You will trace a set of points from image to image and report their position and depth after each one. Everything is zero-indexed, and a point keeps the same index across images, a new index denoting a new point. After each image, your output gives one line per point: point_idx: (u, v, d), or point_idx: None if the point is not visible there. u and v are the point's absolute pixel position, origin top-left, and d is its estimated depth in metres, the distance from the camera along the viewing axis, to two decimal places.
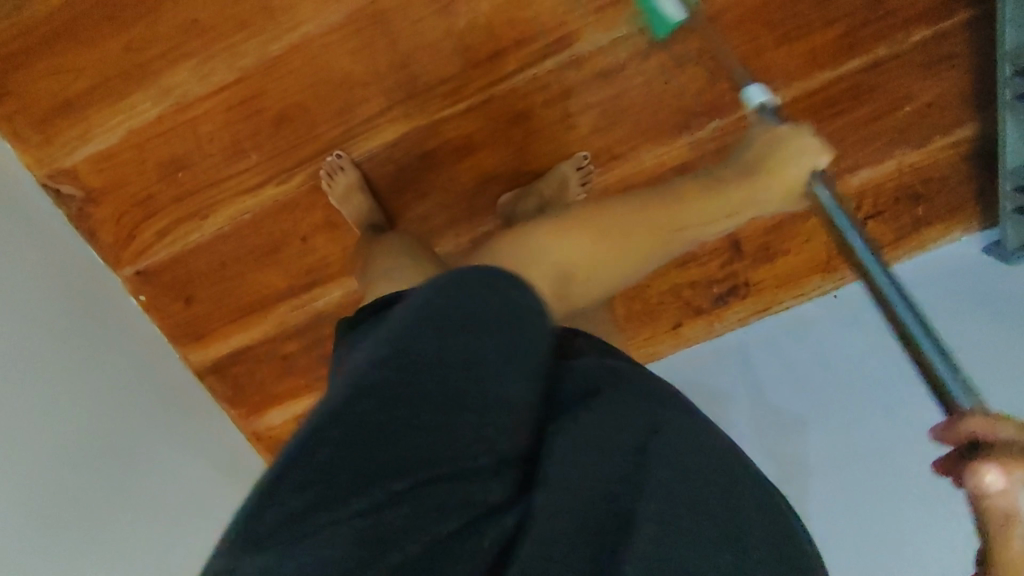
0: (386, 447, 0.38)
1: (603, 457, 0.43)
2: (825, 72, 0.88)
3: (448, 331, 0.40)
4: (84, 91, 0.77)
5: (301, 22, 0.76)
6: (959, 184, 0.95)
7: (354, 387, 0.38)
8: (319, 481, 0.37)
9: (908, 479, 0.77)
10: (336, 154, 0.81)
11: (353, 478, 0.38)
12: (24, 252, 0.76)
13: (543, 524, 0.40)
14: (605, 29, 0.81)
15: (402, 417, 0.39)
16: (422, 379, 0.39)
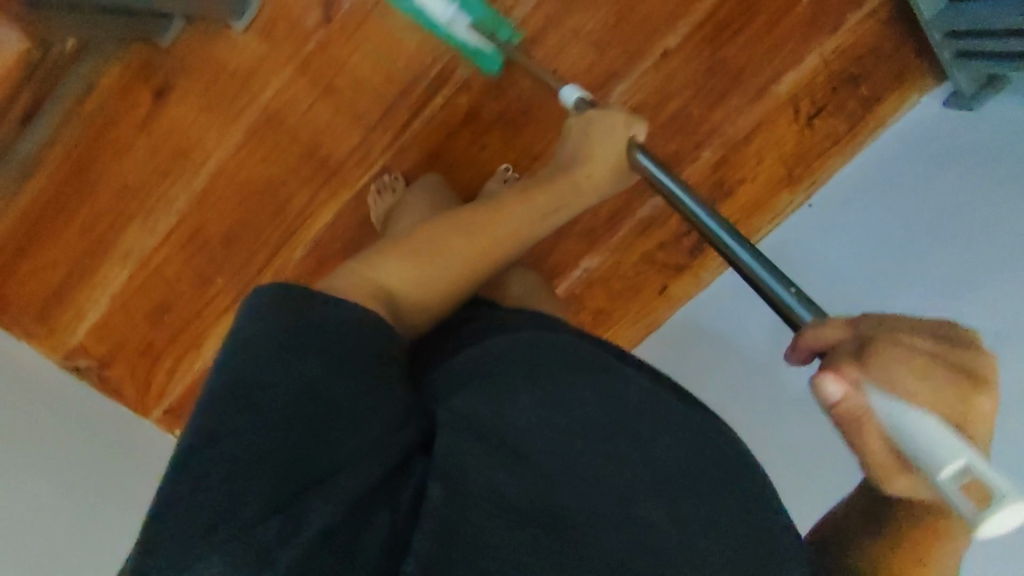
0: (267, 460, 0.43)
1: (554, 417, 0.49)
2: (706, 0, 0.87)
3: (310, 351, 0.47)
4: (65, 278, 0.87)
5: (211, 151, 0.83)
6: (893, 50, 0.91)
7: (226, 402, 0.44)
8: (216, 487, 0.41)
9: None
10: (394, 176, 0.86)
11: (247, 486, 0.41)
12: (55, 412, 0.84)
13: (487, 480, 0.45)
14: (476, 48, 0.84)
15: (275, 429, 0.44)
16: (309, 403, 0.45)
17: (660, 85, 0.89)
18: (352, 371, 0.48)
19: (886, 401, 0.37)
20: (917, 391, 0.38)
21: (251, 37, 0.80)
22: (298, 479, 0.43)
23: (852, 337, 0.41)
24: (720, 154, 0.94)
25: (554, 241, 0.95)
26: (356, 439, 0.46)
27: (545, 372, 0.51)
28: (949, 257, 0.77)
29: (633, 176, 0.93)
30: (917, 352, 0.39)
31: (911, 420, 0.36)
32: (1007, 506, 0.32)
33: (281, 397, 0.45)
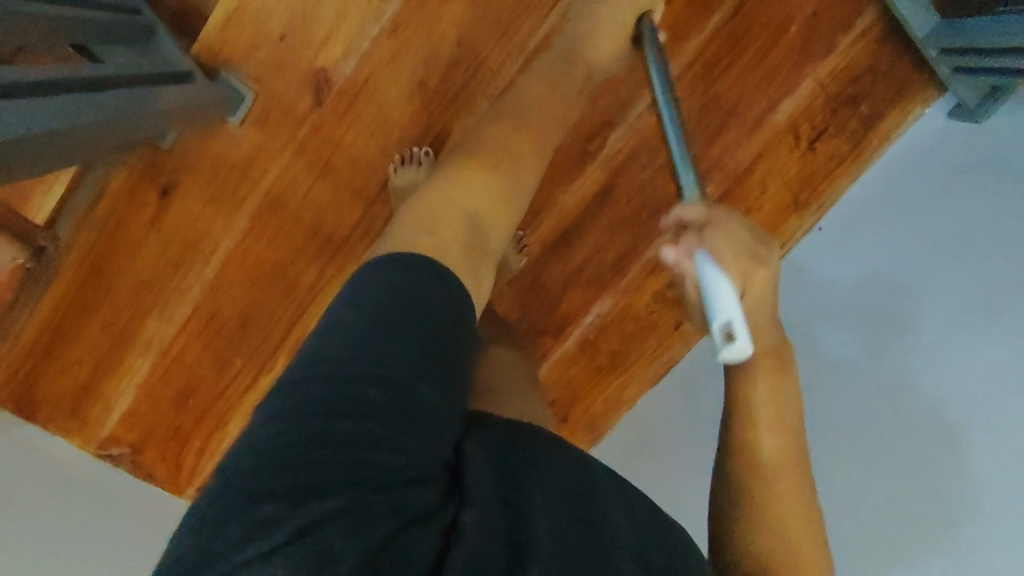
0: (331, 466, 0.40)
1: (563, 478, 0.48)
2: (692, 41, 0.87)
3: (393, 327, 0.46)
4: (92, 373, 0.90)
5: (219, 240, 0.85)
6: (890, 66, 0.90)
7: (295, 398, 0.42)
8: (259, 484, 0.38)
9: (989, 364, 0.67)
10: (424, 150, 0.84)
11: (314, 473, 0.39)
12: (95, 500, 0.85)
13: (491, 523, 0.43)
14: (467, 113, 0.85)
15: (333, 417, 0.41)
16: (371, 394, 0.43)
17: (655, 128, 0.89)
18: (437, 374, 0.46)
19: (701, 259, 0.49)
20: (728, 263, 0.49)
21: (247, 128, 0.82)
22: (366, 486, 0.40)
23: (701, 217, 0.51)
24: (722, 188, 0.94)
25: (562, 289, 0.95)
26: (424, 457, 0.44)
27: (545, 450, 0.51)
28: (959, 279, 0.74)
29: (638, 219, 0.92)
30: (734, 237, 0.51)
31: (712, 281, 0.48)
32: (736, 347, 0.46)
33: (364, 389, 0.43)
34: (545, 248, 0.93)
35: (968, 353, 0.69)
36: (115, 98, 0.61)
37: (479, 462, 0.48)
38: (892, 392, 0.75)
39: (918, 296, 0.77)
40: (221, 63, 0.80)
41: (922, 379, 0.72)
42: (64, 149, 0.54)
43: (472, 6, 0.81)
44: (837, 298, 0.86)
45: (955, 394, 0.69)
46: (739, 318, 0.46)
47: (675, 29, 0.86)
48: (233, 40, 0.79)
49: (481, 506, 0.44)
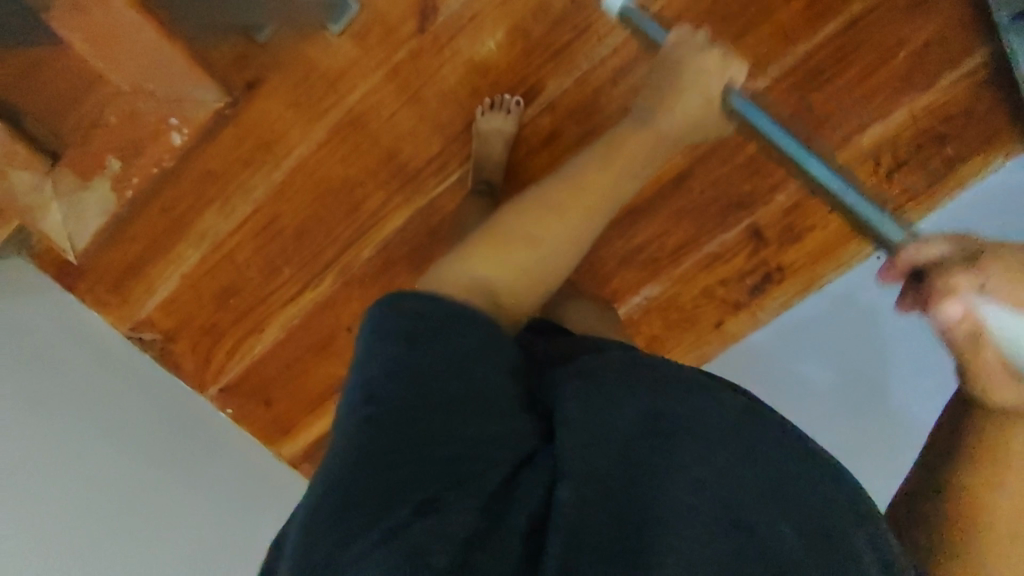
0: (403, 456, 0.40)
1: (670, 419, 0.45)
2: (801, 46, 0.86)
3: (423, 339, 0.45)
4: (140, 253, 0.90)
5: (294, 146, 0.84)
6: (988, 112, 0.89)
7: (359, 412, 0.42)
8: (344, 487, 0.39)
9: None
10: (515, 98, 0.83)
11: (390, 482, 0.39)
12: (109, 374, 0.85)
13: (585, 483, 0.42)
14: (566, 71, 0.84)
15: (396, 420, 0.41)
16: (426, 389, 0.43)
17: (743, 125, 0.89)
18: (466, 367, 0.45)
19: (990, 311, 0.48)
20: (1006, 297, 0.47)
21: (345, 40, 0.81)
22: (444, 469, 0.41)
23: (956, 252, 0.50)
24: (794, 200, 0.92)
25: (618, 266, 0.95)
26: (484, 436, 0.43)
27: (647, 381, 0.49)
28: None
29: (706, 211, 0.92)
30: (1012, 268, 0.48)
31: (998, 320, 0.48)
32: None
33: (419, 384, 0.43)
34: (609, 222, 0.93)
35: None
36: None
37: (571, 405, 0.46)
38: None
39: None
40: None
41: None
42: None
43: None
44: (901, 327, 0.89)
45: None
46: None
47: (787, 31, 0.85)
48: None
49: (576, 477, 0.42)
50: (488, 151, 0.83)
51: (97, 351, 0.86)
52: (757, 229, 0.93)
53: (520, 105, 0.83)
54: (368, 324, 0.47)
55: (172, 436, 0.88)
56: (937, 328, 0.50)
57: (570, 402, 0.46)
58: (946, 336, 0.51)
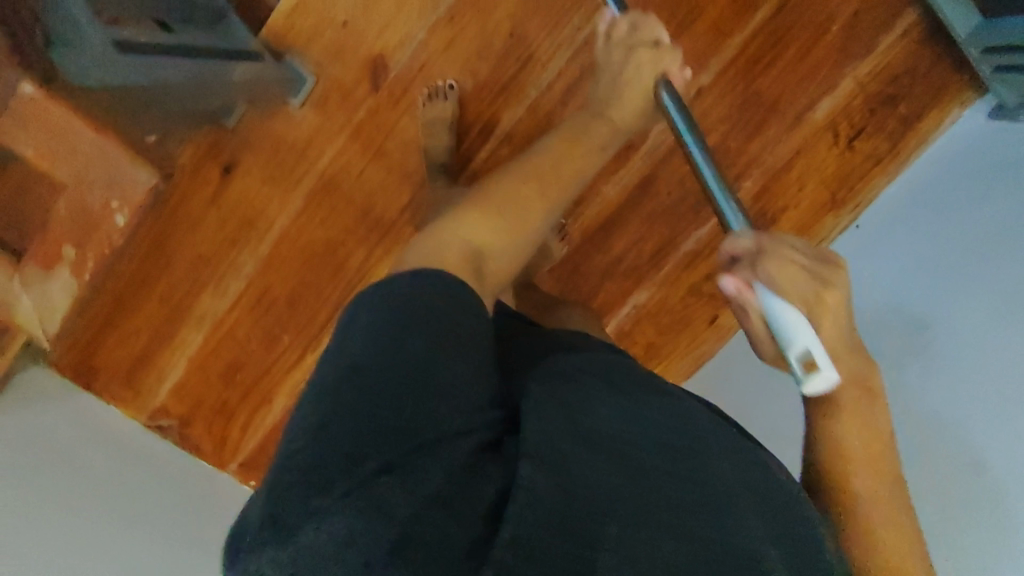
0: (388, 424, 0.38)
1: (640, 418, 0.47)
2: (736, 37, 0.89)
3: (436, 312, 0.43)
4: (146, 345, 0.94)
5: (275, 218, 0.89)
6: (931, 67, 0.91)
7: (355, 373, 0.40)
8: (327, 442, 0.38)
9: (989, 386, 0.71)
10: (449, 83, 0.84)
11: (364, 444, 0.38)
12: (130, 465, 0.87)
13: (563, 461, 0.40)
14: (516, 101, 0.86)
15: (394, 386, 0.40)
16: (434, 356, 0.41)
17: (697, 122, 0.92)
18: (459, 345, 0.43)
19: (767, 298, 0.45)
20: (791, 293, 0.45)
21: (307, 110, 0.85)
22: (429, 438, 0.39)
23: (755, 246, 0.46)
24: (762, 184, 0.95)
25: (601, 279, 0.97)
26: (455, 421, 0.40)
27: (619, 386, 0.51)
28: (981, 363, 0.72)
29: (678, 210, 0.94)
30: (794, 255, 0.46)
31: (775, 311, 0.45)
32: (816, 375, 0.45)
33: (424, 354, 0.41)
34: (584, 238, 0.95)
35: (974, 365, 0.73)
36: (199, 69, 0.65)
37: (540, 395, 0.45)
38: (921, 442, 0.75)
39: (941, 348, 0.77)
40: (289, 45, 0.83)
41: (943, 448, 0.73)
42: (157, 95, 0.59)
43: None
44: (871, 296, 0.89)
45: (969, 393, 0.72)
46: (819, 346, 0.45)
47: (721, 26, 0.88)
48: (300, 26, 0.82)
49: (542, 454, 0.40)
50: (433, 140, 0.84)
51: (111, 454, 0.85)
52: None
53: (453, 88, 0.84)
54: (377, 283, 0.46)
55: (194, 519, 0.88)
56: (728, 295, 0.48)
57: (553, 396, 0.46)
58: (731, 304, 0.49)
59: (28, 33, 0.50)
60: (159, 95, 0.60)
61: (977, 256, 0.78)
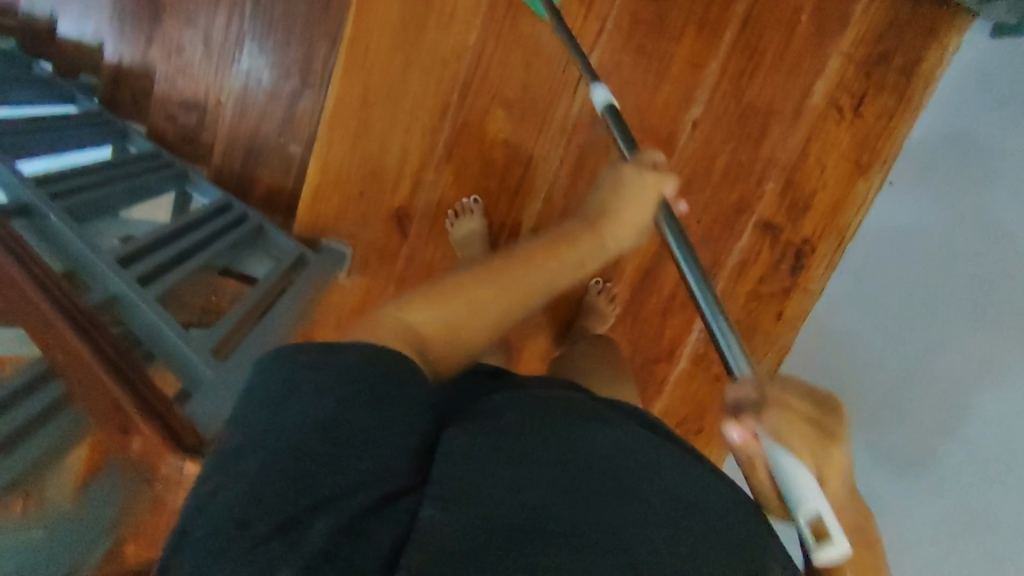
0: (291, 474, 0.36)
1: (579, 436, 0.42)
2: (712, 63, 0.92)
3: (371, 370, 0.42)
4: None
5: None
6: (913, 14, 0.90)
7: (272, 412, 0.40)
8: (233, 497, 0.36)
9: (989, 336, 0.69)
10: (473, 199, 0.90)
11: (265, 499, 0.35)
12: None
13: (467, 501, 0.37)
14: (530, 197, 0.91)
15: (305, 434, 0.38)
16: (354, 403, 0.40)
17: (701, 148, 0.94)
18: (391, 391, 0.42)
19: (773, 451, 0.42)
20: (800, 447, 0.42)
21: (353, 276, 0.92)
22: (324, 489, 0.36)
23: (753, 390, 0.44)
24: (784, 180, 0.97)
25: (663, 319, 1.00)
26: (363, 476, 0.37)
27: (549, 408, 0.46)
28: (997, 283, 0.70)
29: (711, 233, 0.98)
30: (793, 402, 0.43)
31: (782, 467, 0.42)
32: (829, 552, 0.40)
33: (341, 405, 0.39)
34: (635, 289, 0.99)
35: (977, 314, 0.71)
36: (281, 309, 0.73)
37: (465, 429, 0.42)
38: (923, 391, 0.75)
39: (964, 275, 0.75)
40: (320, 232, 0.90)
41: (946, 402, 0.71)
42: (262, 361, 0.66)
43: (509, 109, 0.88)
44: (906, 242, 0.88)
45: (972, 344, 0.70)
46: (828, 509, 0.41)
47: (693, 59, 0.91)
48: (323, 209, 0.89)
49: (445, 497, 0.37)
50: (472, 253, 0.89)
51: None
52: (764, 223, 0.98)
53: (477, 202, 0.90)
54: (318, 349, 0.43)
55: None
56: (734, 444, 0.45)
57: (486, 421, 0.44)
58: (735, 450, 0.45)
59: (153, 389, 0.46)
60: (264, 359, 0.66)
61: (984, 188, 0.76)
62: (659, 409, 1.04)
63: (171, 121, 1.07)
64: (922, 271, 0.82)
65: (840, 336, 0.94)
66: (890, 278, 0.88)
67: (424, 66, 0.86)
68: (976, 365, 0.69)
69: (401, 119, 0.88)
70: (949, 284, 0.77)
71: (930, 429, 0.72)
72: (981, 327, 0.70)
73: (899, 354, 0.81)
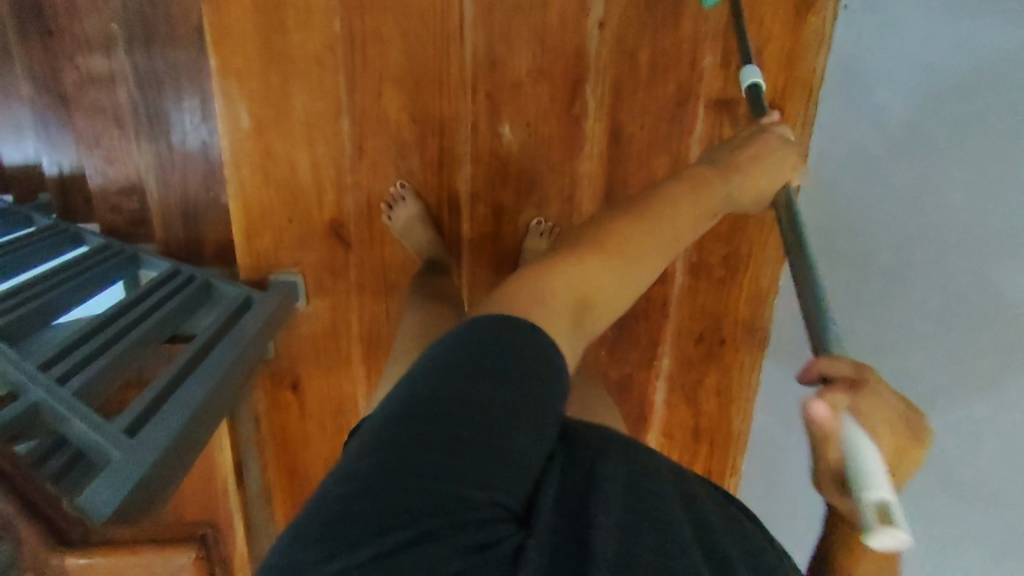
0: (419, 489, 0.34)
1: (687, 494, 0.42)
2: None
3: (500, 358, 0.42)
4: None
5: (355, 394, 0.95)
6: None
7: (418, 414, 0.37)
8: (364, 499, 0.33)
9: (980, 165, 0.54)
10: (399, 184, 0.86)
11: (387, 508, 0.33)
12: None
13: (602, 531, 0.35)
14: (457, 161, 0.88)
15: (445, 451, 0.35)
16: (488, 420, 0.38)
17: (620, 48, 0.85)
18: (536, 403, 0.40)
19: (853, 429, 0.36)
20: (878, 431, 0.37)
21: (315, 301, 0.91)
22: (447, 510, 0.34)
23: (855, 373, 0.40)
24: (721, 49, 0.86)
25: None
26: (486, 508, 0.35)
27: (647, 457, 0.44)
28: (975, 134, 0.55)
29: (662, 135, 0.89)
30: (886, 394, 0.39)
31: (856, 447, 0.35)
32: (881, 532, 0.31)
33: (481, 419, 0.37)
34: None
35: (962, 141, 0.57)
36: (217, 361, 0.69)
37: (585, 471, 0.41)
38: (920, 251, 0.62)
39: (934, 117, 0.61)
40: (266, 269, 0.89)
41: (952, 259, 0.58)
42: (203, 417, 0.62)
43: (402, 82, 0.83)
44: (870, 79, 0.73)
45: (962, 181, 0.57)
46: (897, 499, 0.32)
47: None
48: (262, 247, 0.88)
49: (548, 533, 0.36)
50: (416, 240, 0.86)
51: None
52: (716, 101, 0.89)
53: (404, 185, 0.86)
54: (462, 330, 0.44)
55: None
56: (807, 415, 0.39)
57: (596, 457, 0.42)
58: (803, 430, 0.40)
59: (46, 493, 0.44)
60: (206, 421, 0.63)
61: None
62: (671, 332, 0.97)
63: (116, 211, 1.08)
64: (886, 109, 0.69)
65: (829, 208, 0.81)
66: (863, 127, 0.74)
67: (302, 71, 0.81)
68: (968, 242, 0.55)
69: (300, 132, 0.83)
70: (923, 117, 0.62)
71: (940, 296, 0.59)
72: (968, 158, 0.56)
73: (887, 213, 0.68)
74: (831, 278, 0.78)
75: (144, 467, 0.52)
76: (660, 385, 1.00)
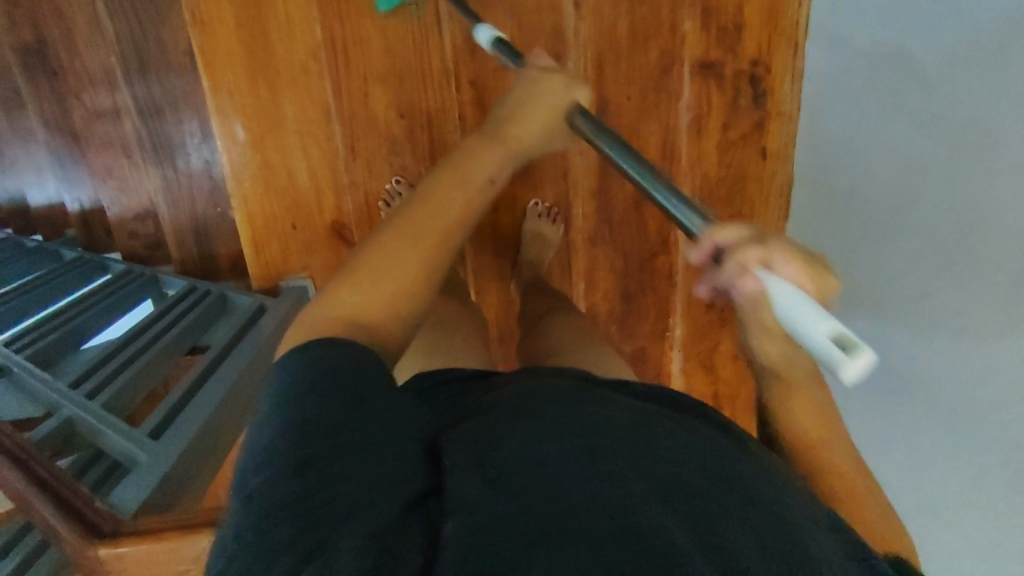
0: (311, 504, 0.36)
1: (613, 429, 0.42)
2: None
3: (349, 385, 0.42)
4: None
5: None
6: None
7: (295, 438, 0.39)
8: (267, 527, 0.35)
9: (980, 117, 0.54)
10: (394, 180, 0.89)
11: (288, 528, 0.35)
12: None
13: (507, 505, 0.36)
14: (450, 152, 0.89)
15: (322, 466, 0.38)
16: (351, 421, 0.40)
17: (597, 23, 0.85)
18: (378, 399, 0.42)
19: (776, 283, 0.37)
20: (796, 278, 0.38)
21: None
22: (342, 515, 0.36)
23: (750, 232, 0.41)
24: (700, 11, 0.86)
25: (639, 213, 0.93)
26: (377, 499, 0.37)
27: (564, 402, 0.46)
28: (972, 88, 0.55)
29: (649, 104, 0.89)
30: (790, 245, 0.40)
31: (788, 299, 0.35)
32: (857, 356, 0.31)
33: (346, 423, 0.40)
34: (598, 199, 0.92)
35: (962, 95, 0.57)
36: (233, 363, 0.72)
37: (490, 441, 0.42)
38: (927, 207, 0.62)
39: (934, 73, 0.61)
40: (276, 277, 0.91)
41: (954, 213, 0.58)
42: (223, 418, 0.65)
43: (387, 81, 0.85)
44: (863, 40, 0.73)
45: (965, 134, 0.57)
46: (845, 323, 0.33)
47: None
48: (270, 256, 0.90)
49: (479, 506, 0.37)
50: None
51: None
52: (701, 65, 0.88)
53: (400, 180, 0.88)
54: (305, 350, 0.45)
55: None
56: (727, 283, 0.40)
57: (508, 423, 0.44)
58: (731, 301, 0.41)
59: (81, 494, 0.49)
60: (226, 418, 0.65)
61: None
62: (680, 302, 0.97)
63: (134, 237, 1.12)
64: (885, 68, 0.69)
65: (838, 173, 0.81)
66: (862, 89, 0.74)
67: (289, 81, 0.84)
68: (981, 187, 0.54)
69: (294, 140, 0.86)
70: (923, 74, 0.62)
71: (947, 250, 0.59)
72: (968, 111, 0.56)
73: (894, 172, 0.68)
74: (845, 243, 0.79)
75: (167, 463, 0.55)
76: (675, 355, 1.00)
